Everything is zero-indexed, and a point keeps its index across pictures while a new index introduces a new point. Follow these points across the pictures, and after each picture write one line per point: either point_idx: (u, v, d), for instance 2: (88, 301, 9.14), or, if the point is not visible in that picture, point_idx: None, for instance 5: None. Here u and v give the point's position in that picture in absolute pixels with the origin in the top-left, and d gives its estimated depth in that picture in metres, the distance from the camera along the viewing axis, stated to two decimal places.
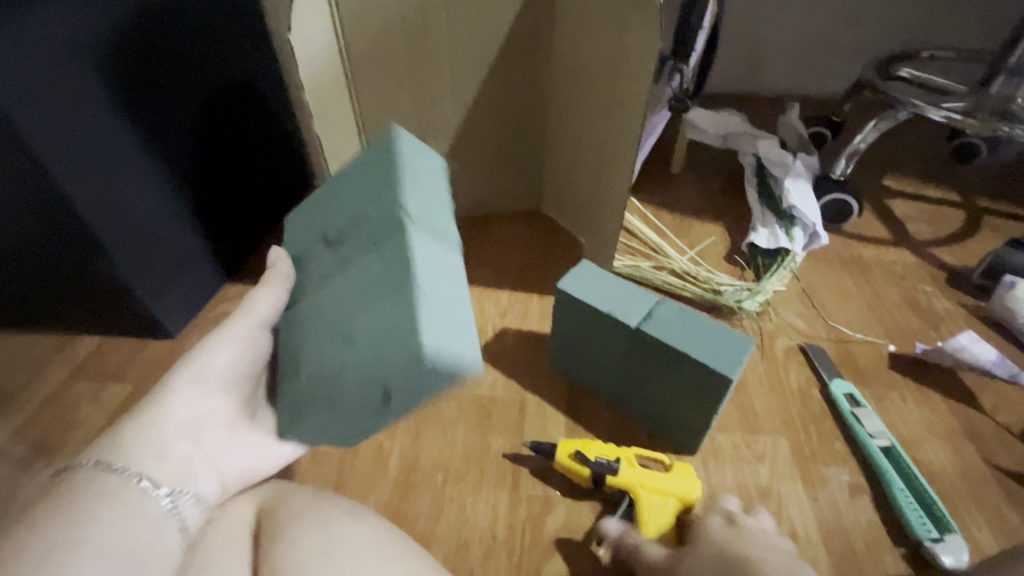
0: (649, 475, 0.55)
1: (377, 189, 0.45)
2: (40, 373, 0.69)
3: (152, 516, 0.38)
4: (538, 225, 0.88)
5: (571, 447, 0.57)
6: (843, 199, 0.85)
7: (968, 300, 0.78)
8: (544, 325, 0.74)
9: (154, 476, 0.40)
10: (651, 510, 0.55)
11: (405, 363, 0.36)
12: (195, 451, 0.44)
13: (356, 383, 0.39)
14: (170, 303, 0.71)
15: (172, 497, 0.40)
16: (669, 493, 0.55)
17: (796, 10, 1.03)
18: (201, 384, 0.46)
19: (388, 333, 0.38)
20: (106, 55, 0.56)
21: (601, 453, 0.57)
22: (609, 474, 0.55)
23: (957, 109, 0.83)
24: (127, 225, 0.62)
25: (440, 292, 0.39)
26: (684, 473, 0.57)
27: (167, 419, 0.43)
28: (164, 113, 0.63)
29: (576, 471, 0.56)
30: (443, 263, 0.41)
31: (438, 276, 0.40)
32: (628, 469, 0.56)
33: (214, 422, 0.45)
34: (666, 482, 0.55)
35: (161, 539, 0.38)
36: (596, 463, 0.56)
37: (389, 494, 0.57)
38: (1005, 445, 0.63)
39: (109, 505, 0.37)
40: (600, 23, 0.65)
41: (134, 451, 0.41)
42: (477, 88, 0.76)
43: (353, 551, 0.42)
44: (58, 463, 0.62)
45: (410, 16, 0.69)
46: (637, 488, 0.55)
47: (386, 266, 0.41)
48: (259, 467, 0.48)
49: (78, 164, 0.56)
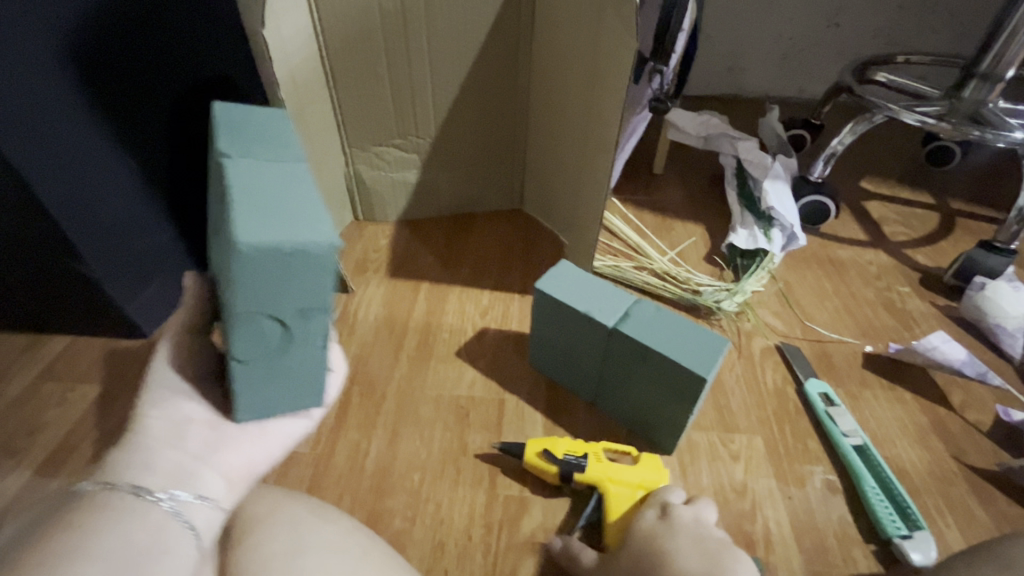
0: (616, 470, 0.56)
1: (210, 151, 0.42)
2: (8, 374, 0.67)
3: (149, 524, 0.34)
4: (519, 224, 0.88)
5: (538, 445, 0.58)
6: (820, 200, 0.86)
7: (940, 300, 0.79)
8: (524, 324, 0.73)
9: (145, 485, 0.36)
10: (617, 504, 0.55)
11: (241, 272, 0.31)
12: (186, 454, 0.39)
13: (237, 328, 0.35)
14: (144, 301, 0.69)
15: (168, 504, 0.36)
16: (636, 487, 0.55)
17: (777, 13, 1.05)
18: (168, 390, 0.41)
19: (224, 258, 0.33)
20: (77, 46, 0.54)
21: (569, 449, 0.58)
22: (576, 470, 0.56)
23: (932, 114, 0.85)
24: (89, 216, 0.60)
25: (269, 189, 0.34)
26: (650, 463, 0.57)
27: (146, 431, 0.39)
28: (138, 107, 0.62)
29: (545, 469, 0.57)
30: (266, 163, 0.36)
31: (264, 176, 0.35)
32: (594, 465, 0.56)
33: (194, 424, 0.41)
34: (633, 476, 0.56)
35: (165, 544, 0.34)
36: (563, 460, 0.56)
37: (365, 495, 0.57)
38: (973, 442, 0.64)
39: (96, 519, 0.33)
40: (581, 22, 0.65)
41: (119, 468, 0.37)
42: (458, 86, 0.76)
43: (318, 548, 0.42)
44: (23, 466, 0.60)
45: (390, 13, 0.68)
46: (603, 482, 0.56)
47: (217, 203, 0.37)
48: (259, 455, 0.42)
49: (44, 158, 0.54)
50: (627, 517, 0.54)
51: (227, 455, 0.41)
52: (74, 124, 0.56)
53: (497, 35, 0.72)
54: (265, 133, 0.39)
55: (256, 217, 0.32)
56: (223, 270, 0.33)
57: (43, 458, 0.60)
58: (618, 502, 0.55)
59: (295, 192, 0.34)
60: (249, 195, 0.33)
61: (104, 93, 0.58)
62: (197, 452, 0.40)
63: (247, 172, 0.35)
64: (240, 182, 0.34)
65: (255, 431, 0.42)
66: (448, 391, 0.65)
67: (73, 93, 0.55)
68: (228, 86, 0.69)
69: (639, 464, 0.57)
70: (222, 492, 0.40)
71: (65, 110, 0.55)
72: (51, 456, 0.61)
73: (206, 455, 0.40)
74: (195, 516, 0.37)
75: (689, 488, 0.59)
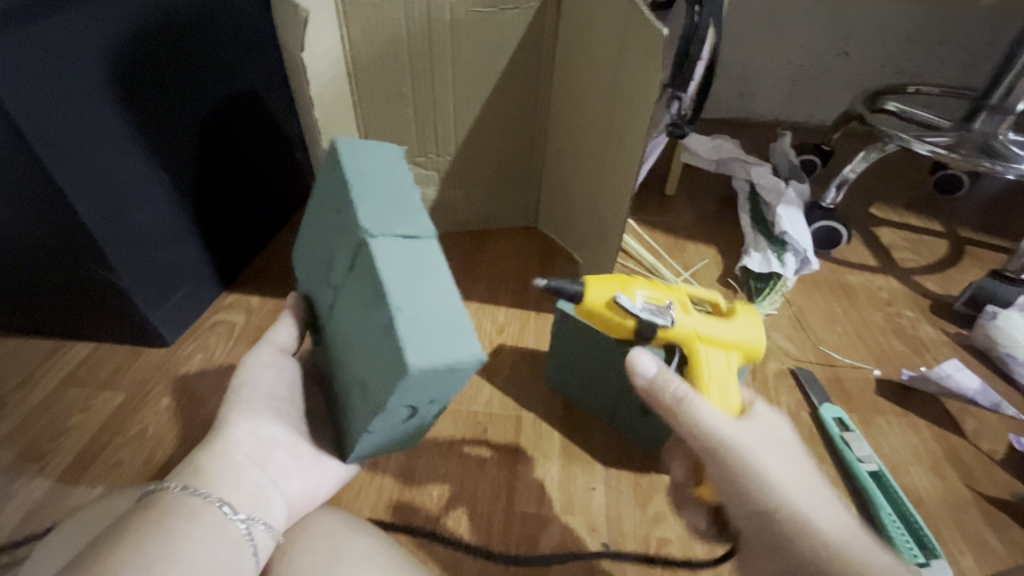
0: (706, 327, 0.53)
1: (342, 216, 0.46)
2: (33, 378, 0.68)
3: (231, 537, 0.39)
4: (534, 242, 0.90)
5: (609, 295, 0.53)
6: (832, 226, 0.87)
7: (951, 328, 0.80)
8: (541, 341, 0.74)
9: (231, 503, 0.41)
10: (712, 367, 0.52)
11: (405, 386, 0.37)
12: (264, 477, 0.45)
13: (378, 414, 0.40)
14: (168, 311, 0.71)
15: (247, 522, 0.41)
16: (731, 347, 0.53)
17: (788, 41, 1.07)
18: (253, 415, 0.46)
19: (383, 361, 0.39)
20: (117, 60, 0.57)
21: (647, 298, 0.53)
22: (659, 323, 0.52)
23: (942, 143, 0.87)
24: (123, 230, 0.62)
25: (422, 300, 0.39)
26: (750, 322, 0.55)
27: (234, 449, 0.44)
28: (168, 119, 0.64)
29: (619, 319, 0.53)
30: (414, 263, 0.41)
31: (412, 274, 0.41)
32: (684, 315, 0.53)
33: (275, 449, 0.46)
34: (727, 336, 0.53)
35: (241, 562, 0.39)
36: (638, 309, 0.52)
37: (385, 507, 0.57)
38: (986, 470, 0.65)
39: (190, 525, 0.38)
40: (603, 44, 0.67)
41: (207, 478, 0.42)
42: (480, 109, 0.78)
43: (354, 559, 0.43)
44: (47, 472, 0.60)
45: (416, 35, 0.70)
46: (692, 341, 0.53)
47: (363, 288, 0.42)
48: (318, 491, 0.49)
49: (83, 171, 0.56)
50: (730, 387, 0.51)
51: (292, 487, 0.47)
52: (116, 138, 0.59)
53: (520, 58, 0.74)
54: (401, 218, 0.44)
55: (418, 335, 0.37)
56: (381, 369, 0.39)
57: (66, 465, 0.61)
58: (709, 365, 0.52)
59: (444, 293, 0.40)
60: (407, 304, 0.38)
61: (141, 112, 0.60)
62: (273, 476, 0.45)
63: (400, 274, 0.40)
64: (395, 282, 0.39)
65: (317, 471, 0.49)
66: (465, 406, 0.66)
67: (111, 107, 0.57)
68: (239, 100, 0.74)
69: (737, 323, 0.54)
70: (284, 520, 0.45)
71: (106, 128, 0.57)
72: (73, 463, 0.61)
73: (280, 483, 0.46)
74: (263, 537, 0.42)
75: None
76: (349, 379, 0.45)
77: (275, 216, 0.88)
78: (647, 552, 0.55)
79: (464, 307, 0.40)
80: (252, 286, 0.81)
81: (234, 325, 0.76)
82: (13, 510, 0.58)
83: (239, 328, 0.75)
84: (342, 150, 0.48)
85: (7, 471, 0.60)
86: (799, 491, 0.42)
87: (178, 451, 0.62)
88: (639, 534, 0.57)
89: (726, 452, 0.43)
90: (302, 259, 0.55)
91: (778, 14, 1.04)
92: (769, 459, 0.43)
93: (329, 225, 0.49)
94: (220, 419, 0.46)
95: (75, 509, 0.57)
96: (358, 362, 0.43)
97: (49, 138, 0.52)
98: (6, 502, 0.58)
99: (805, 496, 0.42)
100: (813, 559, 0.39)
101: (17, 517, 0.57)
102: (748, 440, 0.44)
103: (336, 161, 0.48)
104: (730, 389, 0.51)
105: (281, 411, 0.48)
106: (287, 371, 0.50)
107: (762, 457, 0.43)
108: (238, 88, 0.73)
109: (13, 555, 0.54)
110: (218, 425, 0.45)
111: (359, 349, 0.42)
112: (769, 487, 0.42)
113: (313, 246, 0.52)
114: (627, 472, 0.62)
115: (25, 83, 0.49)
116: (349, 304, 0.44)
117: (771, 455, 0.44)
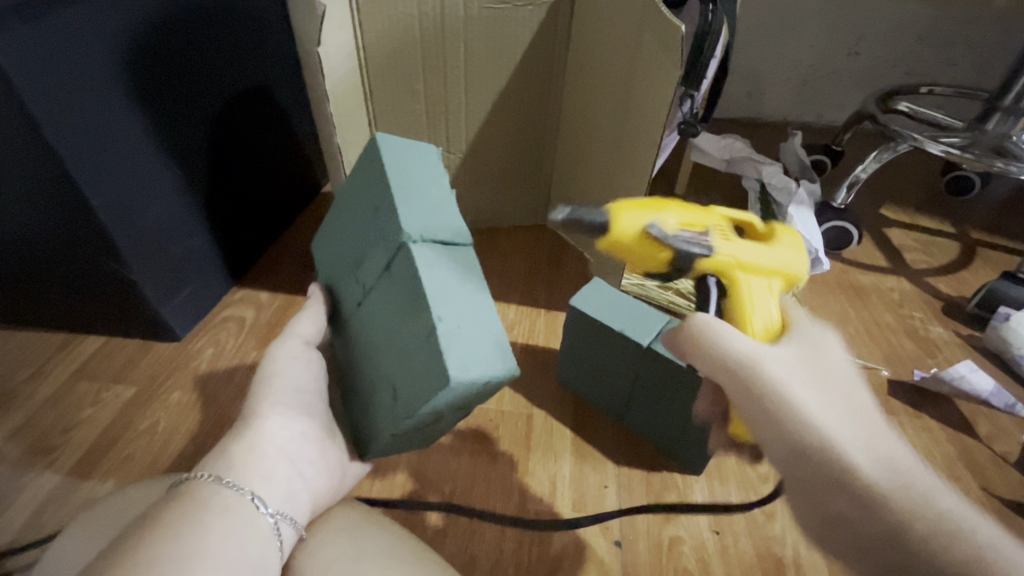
0: (746, 251, 0.48)
1: (379, 214, 0.46)
2: (43, 371, 0.68)
3: (260, 532, 0.39)
4: (542, 239, 0.90)
5: (640, 223, 0.45)
6: (843, 226, 0.87)
7: (963, 330, 0.80)
8: (551, 339, 0.74)
9: (263, 497, 0.40)
10: (756, 296, 0.47)
11: (440, 398, 0.37)
12: (295, 471, 0.44)
13: (405, 420, 0.40)
14: (179, 305, 0.70)
15: (276, 517, 0.40)
16: (775, 272, 0.48)
17: (799, 41, 1.07)
18: (285, 407, 0.46)
19: (420, 370, 0.39)
20: (131, 52, 0.56)
21: (681, 226, 0.47)
22: (698, 251, 0.47)
23: (955, 143, 0.86)
24: (135, 223, 0.61)
25: (463, 311, 0.39)
26: (791, 245, 0.50)
27: (268, 442, 0.43)
28: (179, 112, 0.64)
29: (654, 250, 0.46)
30: (452, 272, 0.41)
31: (450, 281, 0.41)
32: (721, 241, 0.48)
33: (306, 443, 0.46)
34: (770, 261, 0.48)
35: (269, 558, 0.38)
36: (674, 239, 0.46)
37: (397, 504, 0.57)
38: (1000, 473, 0.64)
39: (223, 520, 0.38)
40: (617, 41, 0.66)
41: (240, 468, 0.41)
42: (491, 107, 0.78)
43: (374, 554, 0.42)
44: (57, 465, 0.60)
45: (428, 31, 0.70)
46: (731, 269, 0.48)
47: (400, 292, 0.42)
48: (340, 485, 0.49)
49: (96, 163, 0.56)
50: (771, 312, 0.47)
51: (320, 482, 0.46)
52: (129, 130, 0.58)
53: (532, 56, 0.74)
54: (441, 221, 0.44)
55: (460, 347, 0.37)
56: (416, 379, 0.39)
57: (76, 458, 0.61)
58: (753, 293, 0.47)
59: (478, 302, 0.40)
60: (449, 314, 0.38)
61: (155, 104, 0.60)
62: (303, 470, 0.45)
63: (441, 283, 0.40)
64: (436, 287, 0.39)
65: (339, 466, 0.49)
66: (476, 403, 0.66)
67: (124, 100, 0.57)
68: (251, 93, 0.74)
69: (779, 244, 0.50)
70: (307, 517, 0.44)
71: (119, 121, 0.57)
72: (84, 457, 0.61)
73: (309, 477, 0.45)
74: (287, 534, 0.41)
75: (718, 509, 0.58)
76: (375, 382, 0.45)
77: (285, 213, 0.88)
78: (660, 552, 0.55)
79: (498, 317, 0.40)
80: (261, 282, 0.81)
81: (244, 320, 0.75)
82: (24, 502, 0.57)
83: (248, 323, 0.75)
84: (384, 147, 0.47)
85: (18, 463, 0.60)
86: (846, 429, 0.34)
87: (188, 445, 0.62)
88: (652, 532, 0.56)
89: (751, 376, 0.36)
90: (328, 250, 0.55)
91: (789, 14, 1.04)
92: (808, 395, 0.35)
93: (361, 220, 0.49)
94: (250, 408, 0.46)
95: (86, 503, 0.57)
96: (389, 362, 0.43)
97: (64, 131, 0.52)
98: (17, 495, 0.58)
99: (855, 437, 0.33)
100: (862, 521, 0.31)
101: (29, 509, 0.57)
102: (785, 368, 0.36)
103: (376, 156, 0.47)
104: (778, 315, 0.46)
105: (311, 405, 0.48)
106: (313, 363, 0.50)
107: (799, 394, 0.35)
108: (249, 83, 0.73)
109: (23, 549, 0.54)
110: (249, 416, 0.44)
111: (392, 353, 0.42)
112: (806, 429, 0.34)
113: (341, 240, 0.52)
114: (639, 470, 0.61)
115: (37, 73, 0.49)
116: (381, 304, 0.45)
117: (812, 390, 0.35)
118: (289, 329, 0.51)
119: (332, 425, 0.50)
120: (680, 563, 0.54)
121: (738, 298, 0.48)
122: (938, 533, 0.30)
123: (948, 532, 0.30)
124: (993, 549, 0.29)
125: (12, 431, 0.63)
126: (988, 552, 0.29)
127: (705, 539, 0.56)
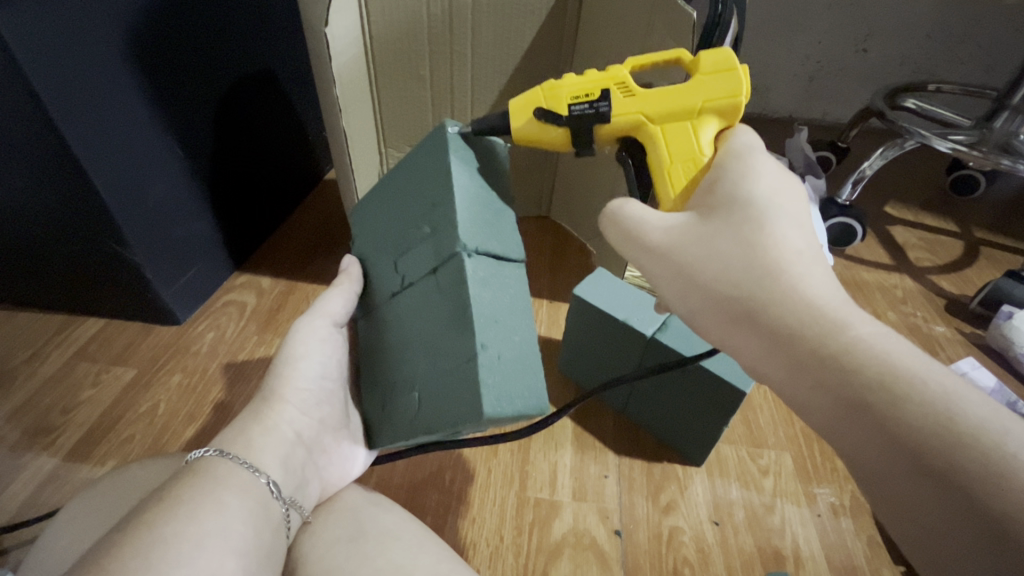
0: (651, 102, 0.45)
1: (436, 205, 0.44)
2: (43, 352, 0.68)
3: (273, 519, 0.38)
4: (548, 232, 0.89)
5: (529, 108, 0.47)
6: (847, 223, 0.86)
7: (966, 328, 0.80)
8: (553, 330, 0.74)
9: (278, 484, 0.40)
10: (673, 144, 0.44)
11: (466, 424, 0.37)
12: (308, 461, 0.45)
13: (421, 429, 0.41)
14: (180, 288, 0.70)
15: (286, 506, 0.40)
16: (695, 110, 0.44)
17: (805, 38, 1.06)
18: (301, 394, 0.46)
19: (452, 387, 0.39)
20: (134, 32, 0.55)
21: (574, 99, 0.46)
22: (595, 119, 0.46)
23: (962, 142, 0.86)
24: (138, 203, 0.61)
25: (501, 334, 0.39)
26: (714, 68, 0.44)
27: (285, 425, 0.44)
28: (183, 92, 0.63)
29: (551, 133, 0.47)
30: (499, 288, 0.40)
31: (496, 302, 0.40)
32: (622, 100, 0.46)
33: (320, 431, 0.47)
34: (685, 101, 0.44)
35: (279, 543, 0.38)
36: (568, 115, 0.46)
37: (397, 489, 0.58)
38: None
39: (242, 500, 0.37)
40: (626, 32, 0.65)
41: (257, 451, 0.41)
42: (498, 95, 0.77)
43: (378, 534, 0.42)
44: (56, 447, 0.60)
45: (434, 17, 0.69)
46: (642, 124, 0.45)
47: (444, 302, 0.41)
48: (349, 472, 0.50)
49: (101, 144, 0.55)
50: (691, 158, 0.44)
51: (329, 471, 0.47)
52: (133, 110, 0.58)
53: (541, 45, 0.73)
54: (479, 134, 0.47)
55: (497, 376, 0.37)
56: (448, 399, 0.39)
57: (75, 441, 0.60)
58: (669, 141, 0.45)
59: (517, 314, 0.41)
60: (491, 342, 0.38)
61: (156, 80, 0.59)
62: (315, 459, 0.46)
63: (487, 304, 0.39)
64: (480, 308, 0.38)
65: (347, 455, 0.50)
66: None
67: (129, 80, 0.56)
68: (257, 79, 0.73)
69: (697, 76, 0.44)
70: (315, 504, 0.45)
71: (123, 102, 0.56)
72: (83, 439, 0.60)
73: (318, 465, 0.46)
74: (294, 520, 0.42)
75: (717, 499, 0.59)
76: (401, 385, 0.45)
77: (288, 198, 0.88)
78: (660, 543, 0.55)
79: (535, 332, 0.41)
80: (263, 267, 0.81)
81: (246, 305, 0.75)
82: (20, 484, 0.57)
83: (250, 307, 0.75)
84: (449, 136, 0.45)
85: (16, 445, 0.60)
86: (740, 277, 0.35)
87: (188, 427, 0.62)
88: (653, 522, 0.56)
89: (669, 257, 0.38)
90: (366, 222, 0.53)
91: (797, 10, 1.03)
92: (703, 248, 0.37)
93: (408, 206, 0.47)
94: (269, 389, 0.46)
95: (84, 484, 0.57)
96: (417, 370, 0.43)
97: (70, 112, 0.52)
98: (14, 476, 0.57)
99: (748, 275, 0.35)
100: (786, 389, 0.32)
101: (26, 490, 0.57)
102: (705, 240, 0.37)
103: (442, 140, 0.45)
104: (698, 158, 0.43)
105: (328, 393, 0.49)
106: (339, 347, 0.51)
107: (707, 267, 0.36)
108: (255, 70, 0.73)
109: (20, 529, 0.54)
110: (268, 398, 0.45)
111: (424, 362, 0.42)
112: (700, 280, 0.37)
113: (384, 216, 0.50)
114: (639, 461, 0.62)
115: (41, 54, 0.48)
116: (418, 305, 0.44)
117: (721, 257, 0.36)
118: (316, 307, 0.50)
119: (347, 413, 0.51)
120: (681, 553, 0.54)
121: (657, 151, 0.45)
122: (845, 378, 0.29)
123: (879, 374, 0.28)
124: (915, 396, 0.27)
125: (11, 412, 0.63)
126: (910, 397, 0.27)
127: (705, 531, 0.56)
